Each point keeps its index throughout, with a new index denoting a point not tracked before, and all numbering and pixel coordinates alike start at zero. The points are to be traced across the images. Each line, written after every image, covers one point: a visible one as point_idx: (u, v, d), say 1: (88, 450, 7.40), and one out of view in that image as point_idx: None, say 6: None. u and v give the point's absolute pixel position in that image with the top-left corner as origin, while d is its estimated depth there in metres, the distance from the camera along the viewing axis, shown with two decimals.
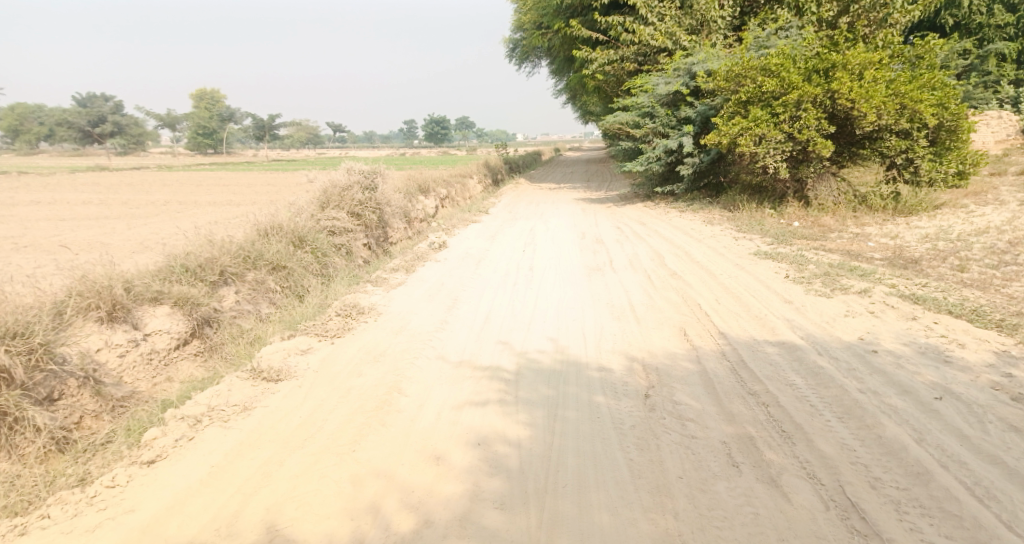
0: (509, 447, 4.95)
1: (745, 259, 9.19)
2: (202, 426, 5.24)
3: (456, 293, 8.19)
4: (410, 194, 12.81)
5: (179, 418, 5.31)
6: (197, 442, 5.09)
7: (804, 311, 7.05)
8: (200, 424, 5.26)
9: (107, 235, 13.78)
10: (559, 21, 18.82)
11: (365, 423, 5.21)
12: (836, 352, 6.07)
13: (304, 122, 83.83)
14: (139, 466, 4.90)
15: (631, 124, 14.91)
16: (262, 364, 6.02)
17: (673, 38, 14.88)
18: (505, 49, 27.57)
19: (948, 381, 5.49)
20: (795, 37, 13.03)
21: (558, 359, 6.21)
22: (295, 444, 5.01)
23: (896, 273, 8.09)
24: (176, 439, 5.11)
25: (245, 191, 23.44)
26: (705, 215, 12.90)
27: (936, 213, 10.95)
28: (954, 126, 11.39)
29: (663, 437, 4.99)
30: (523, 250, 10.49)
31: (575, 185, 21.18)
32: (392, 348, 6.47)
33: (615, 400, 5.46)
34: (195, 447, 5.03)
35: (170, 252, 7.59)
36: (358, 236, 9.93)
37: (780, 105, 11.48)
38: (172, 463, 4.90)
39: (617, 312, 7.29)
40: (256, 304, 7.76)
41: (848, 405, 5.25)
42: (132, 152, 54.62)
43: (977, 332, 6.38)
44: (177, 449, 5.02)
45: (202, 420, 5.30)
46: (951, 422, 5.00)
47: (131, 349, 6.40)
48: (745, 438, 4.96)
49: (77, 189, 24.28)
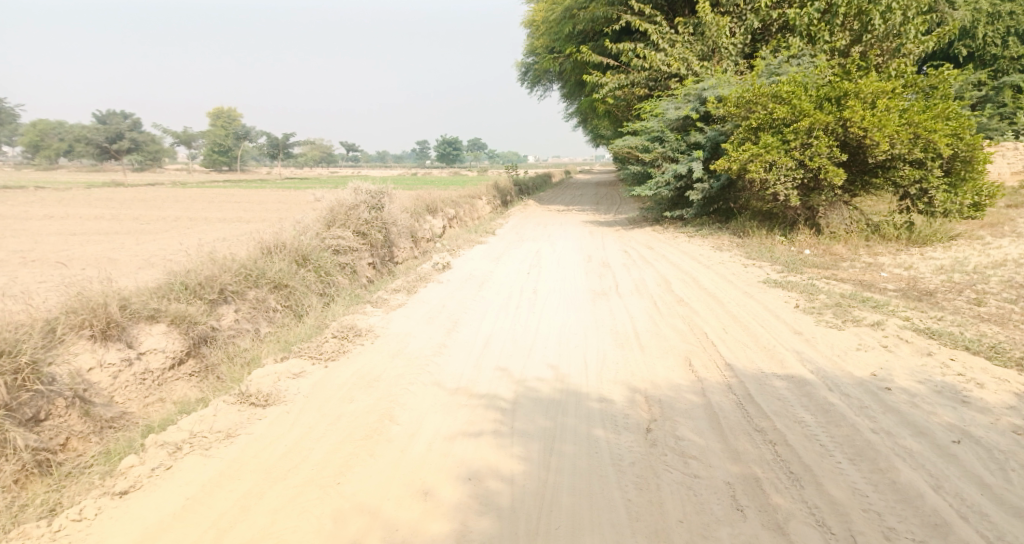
0: (501, 482, 4.73)
1: (754, 286, 8.98)
2: (181, 454, 5.05)
3: (457, 315, 8.02)
4: (417, 214, 12.69)
5: (159, 444, 5.12)
6: (175, 471, 4.90)
7: (814, 343, 6.81)
8: (180, 451, 5.07)
9: (114, 250, 13.71)
10: (571, 46, 18.85)
11: (353, 452, 5.02)
12: (847, 388, 5.82)
13: (318, 140, 84.50)
14: (110, 497, 4.71)
15: (640, 149, 14.80)
16: (251, 388, 5.84)
17: (686, 64, 14.81)
18: (518, 73, 27.68)
19: (966, 423, 5.23)
20: (807, 64, 12.90)
21: (558, 388, 6.00)
22: (277, 476, 4.81)
23: (910, 305, 7.85)
24: (153, 467, 4.92)
25: (256, 209, 23.43)
26: (714, 240, 12.72)
27: (950, 245, 10.73)
28: (969, 157, 11.17)
29: (664, 475, 4.75)
30: (529, 273, 10.31)
31: (585, 208, 21.04)
32: (387, 372, 6.28)
33: (615, 434, 5.23)
34: (172, 476, 4.84)
35: (170, 269, 7.46)
36: (363, 255, 9.79)
37: (791, 132, 11.32)
38: (146, 494, 4.71)
39: (621, 340, 7.09)
40: (256, 323, 7.59)
41: (860, 446, 5.00)
42: (147, 168, 55.10)
43: (996, 370, 6.12)
44: (152, 479, 4.83)
45: (183, 447, 5.12)
46: (971, 468, 4.74)
47: (124, 369, 6.25)
48: (751, 479, 4.72)
49: (90, 204, 24.33)
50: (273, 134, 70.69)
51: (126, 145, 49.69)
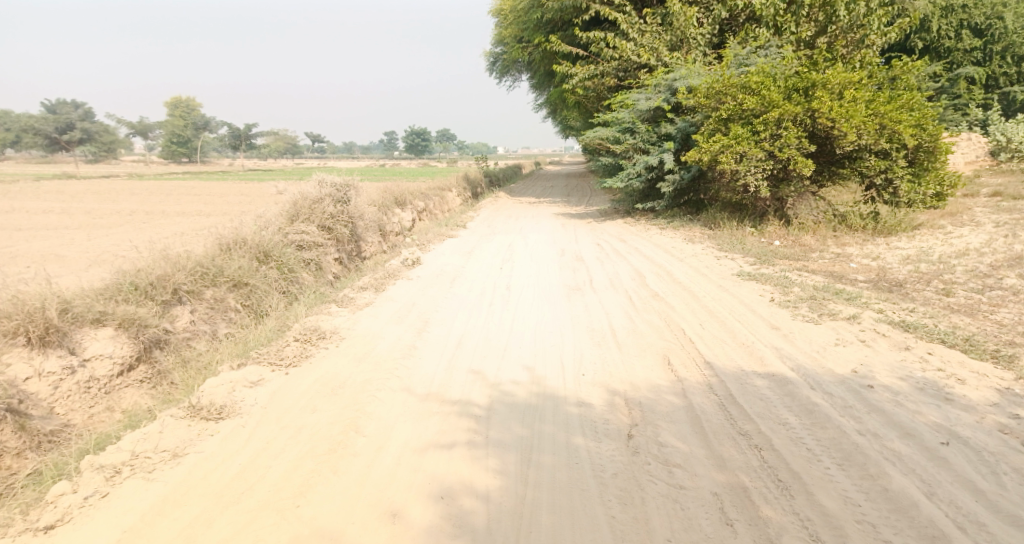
0: (476, 500, 4.45)
1: (728, 280, 8.82)
2: (120, 479, 4.64)
3: (427, 314, 7.70)
4: (385, 207, 12.30)
5: (96, 468, 4.72)
6: (113, 499, 4.50)
7: (793, 338, 6.64)
8: (119, 476, 4.67)
9: (64, 247, 13.05)
10: (539, 35, 18.50)
11: (314, 470, 4.69)
12: (830, 386, 5.65)
13: (281, 130, 82.97)
14: (35, 533, 4.31)
15: (611, 140, 14.57)
16: (203, 400, 5.44)
17: (656, 54, 14.55)
18: (486, 62, 27.25)
19: (953, 423, 5.09)
20: (774, 55, 12.72)
21: (535, 391, 5.72)
22: (228, 500, 4.46)
23: (882, 297, 7.74)
24: (86, 497, 4.51)
25: (216, 202, 22.73)
26: (685, 232, 12.57)
27: (914, 234, 10.71)
28: (932, 147, 11.04)
29: (649, 487, 4.52)
30: (501, 268, 10.01)
31: (555, 200, 20.74)
32: (352, 378, 5.93)
33: (595, 442, 4.98)
34: (107, 505, 4.44)
35: (120, 268, 7.02)
36: (328, 250, 9.39)
37: (761, 123, 11.18)
38: (76, 528, 4.30)
39: (597, 338, 6.84)
40: (213, 325, 7.18)
41: (848, 451, 4.82)
42: (102, 159, 53.50)
43: (973, 364, 6.01)
44: (84, 509, 4.43)
45: (122, 470, 4.71)
46: (962, 473, 4.59)
47: (65, 377, 5.84)
48: (738, 488, 4.51)
49: (39, 198, 23.28)
50: (234, 126, 68.98)
51: (77, 135, 48.11)
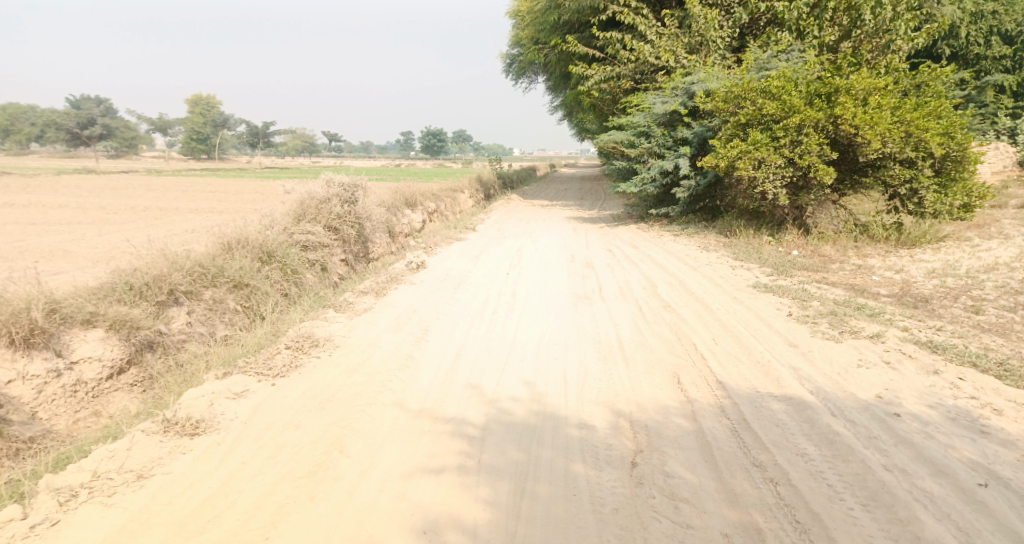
0: (463, 536, 4.09)
1: (743, 291, 8.37)
2: (76, 504, 4.32)
3: (427, 322, 7.34)
4: (394, 208, 11.99)
5: (52, 490, 4.41)
6: (64, 527, 4.18)
7: (812, 358, 6.19)
8: (75, 500, 4.35)
9: (71, 242, 12.87)
10: (556, 37, 18.10)
11: (290, 496, 4.36)
12: (853, 413, 5.22)
13: (299, 130, 83.32)
14: None
15: (626, 144, 14.15)
16: (179, 413, 5.12)
17: (674, 56, 14.12)
18: (502, 64, 26.93)
19: (990, 460, 4.65)
20: (797, 60, 12.22)
21: (534, 410, 5.35)
22: (192, 529, 4.14)
23: (907, 313, 7.28)
24: (35, 524, 4.19)
25: (230, 200, 22.56)
26: (700, 239, 12.13)
27: (939, 246, 10.23)
28: (960, 156, 10.53)
29: (652, 526, 4.15)
30: (508, 274, 9.65)
31: (568, 204, 20.32)
32: (342, 391, 5.59)
33: (596, 470, 4.60)
34: (58, 535, 4.12)
35: (116, 266, 6.72)
36: (334, 251, 9.08)
37: (781, 128, 10.71)
38: None
39: (604, 352, 6.46)
40: (210, 327, 6.88)
41: (874, 489, 4.41)
42: (122, 154, 53.94)
43: (1009, 392, 5.55)
44: (32, 538, 4.11)
45: (79, 494, 4.39)
46: (1002, 520, 4.17)
47: (51, 381, 5.59)
48: (751, 530, 4.12)
49: (56, 192, 23.22)
50: (252, 124, 69.10)
51: (97, 130, 48.40)
